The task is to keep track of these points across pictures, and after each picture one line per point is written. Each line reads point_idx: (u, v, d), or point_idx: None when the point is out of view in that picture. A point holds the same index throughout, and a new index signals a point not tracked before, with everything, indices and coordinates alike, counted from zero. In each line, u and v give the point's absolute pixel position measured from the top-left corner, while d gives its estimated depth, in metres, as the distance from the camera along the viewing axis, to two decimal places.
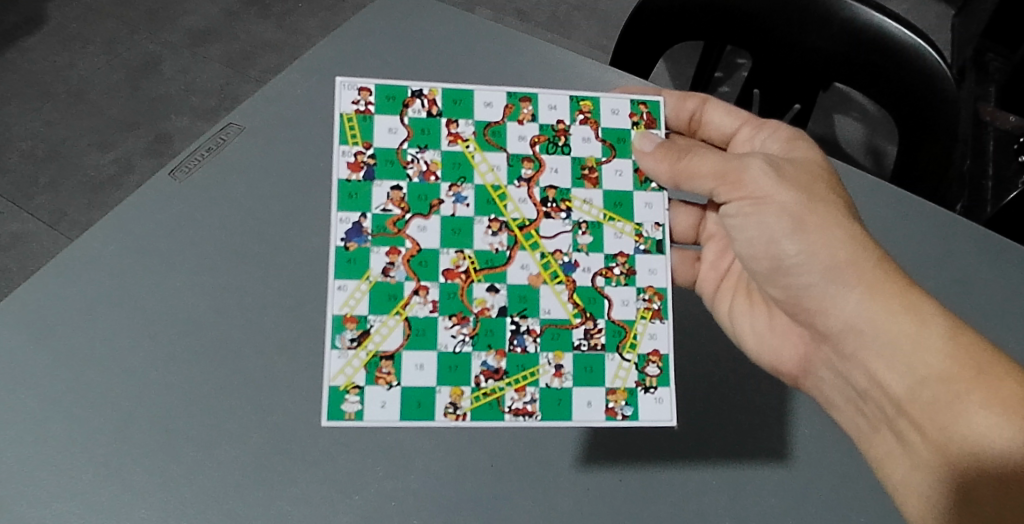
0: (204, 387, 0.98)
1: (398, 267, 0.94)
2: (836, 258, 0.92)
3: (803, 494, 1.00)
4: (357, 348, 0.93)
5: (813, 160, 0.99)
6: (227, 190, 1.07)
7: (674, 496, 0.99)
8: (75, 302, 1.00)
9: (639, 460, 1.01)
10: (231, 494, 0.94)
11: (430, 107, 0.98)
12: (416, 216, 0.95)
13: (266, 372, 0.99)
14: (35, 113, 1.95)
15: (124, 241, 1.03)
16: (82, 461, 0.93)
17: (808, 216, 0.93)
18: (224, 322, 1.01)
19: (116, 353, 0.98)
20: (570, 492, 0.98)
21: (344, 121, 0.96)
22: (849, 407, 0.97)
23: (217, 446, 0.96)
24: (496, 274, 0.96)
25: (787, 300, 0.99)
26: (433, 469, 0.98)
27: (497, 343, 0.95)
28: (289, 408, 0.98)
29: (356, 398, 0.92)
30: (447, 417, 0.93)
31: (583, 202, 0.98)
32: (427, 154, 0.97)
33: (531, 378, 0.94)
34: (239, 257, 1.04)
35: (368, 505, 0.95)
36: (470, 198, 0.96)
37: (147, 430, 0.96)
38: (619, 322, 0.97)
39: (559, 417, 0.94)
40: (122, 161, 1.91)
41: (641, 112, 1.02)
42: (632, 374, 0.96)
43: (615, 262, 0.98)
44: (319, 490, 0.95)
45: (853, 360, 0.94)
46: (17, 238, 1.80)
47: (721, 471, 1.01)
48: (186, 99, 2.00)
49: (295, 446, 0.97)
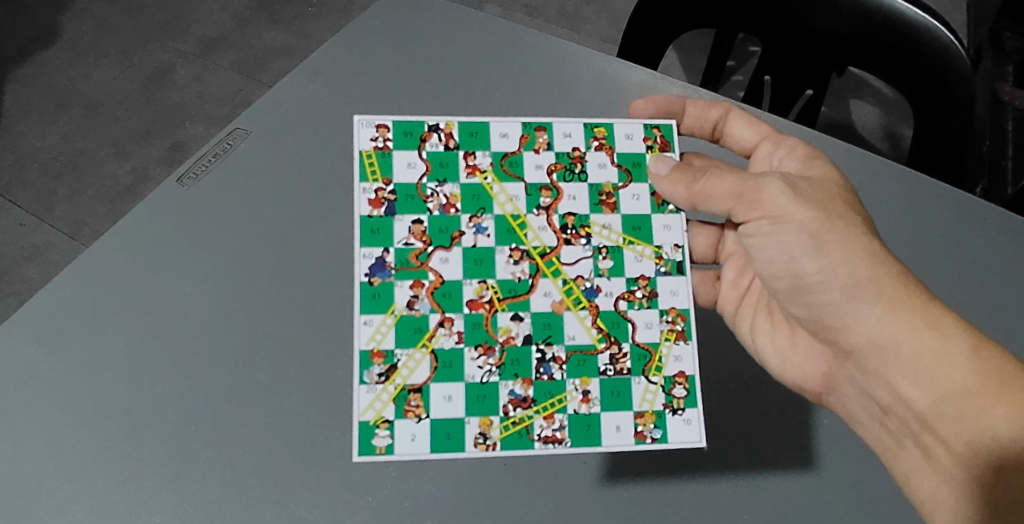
0: (220, 394, 0.98)
1: (422, 300, 0.94)
2: (856, 275, 0.91)
3: (824, 489, 1.00)
4: (384, 382, 0.93)
5: (832, 176, 0.98)
6: (236, 196, 1.07)
7: (695, 493, 0.99)
8: (93, 313, 1.01)
9: (653, 459, 1.00)
10: (252, 499, 0.94)
11: (448, 141, 0.98)
12: (438, 249, 0.95)
13: (280, 376, 1.00)
14: (52, 126, 1.97)
15: (137, 250, 1.04)
16: (102, 470, 0.94)
17: (827, 234, 0.92)
18: (240, 327, 1.02)
19: (132, 362, 0.99)
20: (589, 491, 0.98)
21: (363, 159, 0.96)
22: (873, 425, 0.95)
23: (236, 452, 0.96)
24: (520, 302, 0.95)
25: (809, 318, 0.98)
26: (447, 470, 0.98)
27: (524, 372, 0.94)
28: (305, 411, 0.98)
29: (386, 432, 0.92)
30: (477, 447, 0.92)
31: (603, 227, 0.98)
32: (446, 187, 0.97)
33: (559, 405, 0.94)
34: (252, 262, 1.04)
35: (384, 506, 0.96)
36: (490, 229, 0.96)
37: (168, 438, 0.96)
38: (644, 345, 0.96)
39: (588, 443, 0.93)
40: (139, 170, 1.92)
41: (655, 136, 1.01)
42: (660, 395, 0.95)
43: (637, 285, 0.97)
44: (338, 493, 0.96)
45: (877, 376, 0.93)
46: (38, 250, 1.82)
47: (739, 468, 1.01)
48: (199, 107, 2.01)
49: (312, 450, 0.97)
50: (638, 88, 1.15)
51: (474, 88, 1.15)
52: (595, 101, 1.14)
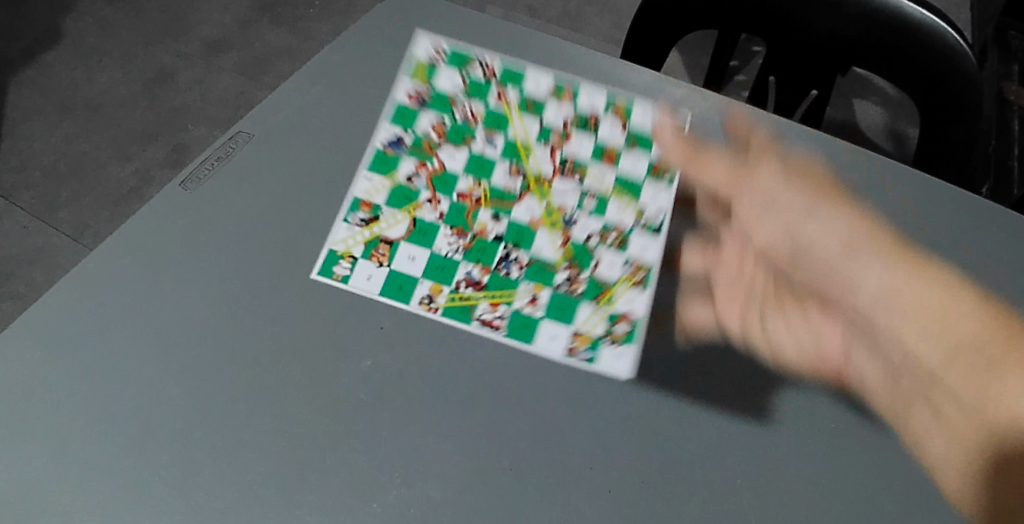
0: (199, 388, 0.84)
1: (421, 177, 0.97)
2: (851, 234, 0.97)
3: (912, 498, 0.85)
4: (363, 227, 0.93)
5: (815, 160, 1.03)
6: (239, 175, 0.99)
7: (762, 502, 0.84)
8: (62, 302, 0.88)
9: (699, 460, 0.85)
10: (246, 521, 0.78)
11: (489, 72, 1.06)
12: (450, 144, 0.99)
13: (268, 367, 0.86)
14: (56, 128, 1.97)
15: (122, 233, 0.93)
16: (55, 480, 0.79)
17: (821, 196, 0.99)
18: (242, 326, 0.88)
19: (100, 355, 0.86)
20: (642, 507, 0.82)
21: (397, 108, 1.02)
22: (878, 372, 0.91)
23: (237, 461, 0.81)
24: (504, 207, 0.96)
25: (805, 286, 0.95)
26: (457, 473, 0.81)
27: (486, 260, 0.92)
28: (310, 416, 0.83)
29: (347, 265, 0.91)
30: (422, 306, 0.89)
31: (596, 175, 0.99)
32: (460, 153, 0.99)
33: (507, 296, 0.90)
34: (253, 254, 0.93)
35: (389, 513, 0.79)
36: (499, 144, 1.00)
37: (161, 455, 0.80)
38: (602, 279, 0.91)
39: (520, 339, 0.88)
40: (142, 173, 1.92)
41: (664, 113, 1.05)
42: (603, 330, 0.88)
43: (611, 230, 0.95)
44: (347, 505, 0.79)
45: (879, 336, 0.92)
46: (41, 252, 1.80)
47: (816, 475, 0.85)
48: (202, 109, 2.01)
49: (319, 457, 0.81)
50: (641, 89, 1.07)
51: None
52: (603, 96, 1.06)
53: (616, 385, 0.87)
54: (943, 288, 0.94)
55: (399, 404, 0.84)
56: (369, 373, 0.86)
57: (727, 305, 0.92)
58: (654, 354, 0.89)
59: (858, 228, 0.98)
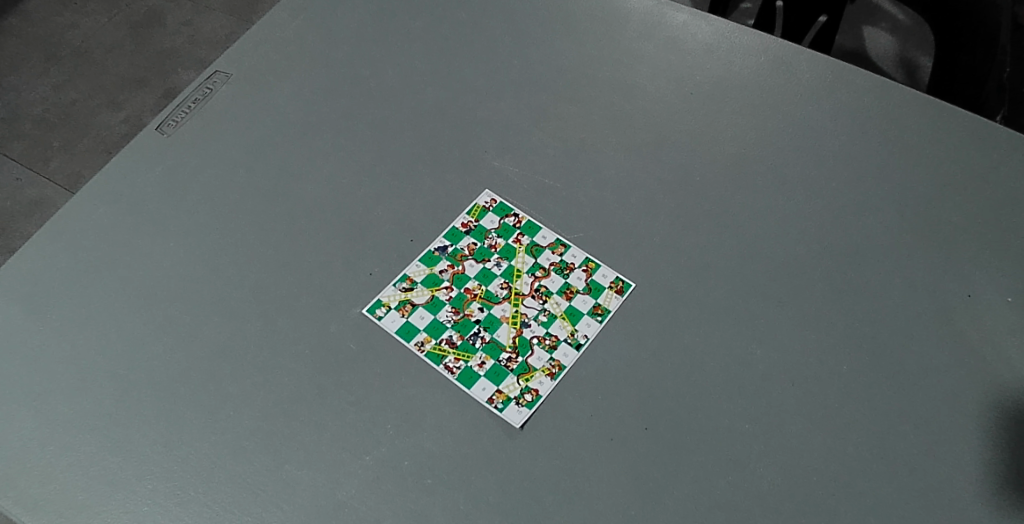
0: (181, 343, 0.80)
1: (451, 282, 0.84)
2: (860, 160, 0.89)
3: (964, 438, 0.75)
4: (403, 311, 0.81)
5: (859, 81, 0.94)
6: (215, 121, 0.94)
7: (804, 450, 0.74)
8: (47, 263, 0.85)
9: (720, 401, 0.76)
10: (231, 476, 0.73)
11: (468, 16, 1.02)
12: (460, 224, 0.87)
13: (250, 318, 0.81)
14: (43, 78, 1.90)
15: (102, 189, 0.90)
16: (40, 445, 0.75)
17: (815, 118, 0.92)
18: (225, 273, 0.84)
19: (83, 314, 0.82)
20: (664, 451, 0.74)
21: (369, 54, 0.99)
22: (917, 306, 0.81)
23: (224, 414, 0.76)
24: (488, 233, 0.86)
25: (825, 224, 0.86)
26: (451, 423, 0.75)
27: (465, 275, 0.84)
28: (297, 366, 0.78)
29: (400, 318, 0.81)
30: (395, 312, 0.81)
31: (594, 150, 0.91)
32: (484, 203, 0.88)
33: (477, 306, 0.83)
34: (232, 201, 0.88)
35: (380, 468, 0.73)
36: (498, 218, 0.87)
37: (145, 410, 0.77)
38: (564, 289, 0.83)
39: (471, 341, 0.80)
40: (134, 119, 1.83)
41: (657, 40, 0.98)
42: (517, 390, 0.77)
43: (576, 267, 0.84)
44: (336, 456, 0.74)
45: (909, 271, 0.83)
46: (34, 205, 1.71)
47: (861, 416, 0.76)
48: (191, 52, 1.93)
49: (308, 408, 0.76)
50: (639, 17, 1.00)
51: (476, 7, 1.03)
52: (596, 30, 0.99)
53: (616, 328, 0.80)
54: (987, 213, 0.86)
55: (387, 349, 0.79)
56: (354, 317, 0.81)
57: (751, 234, 0.85)
58: (664, 291, 0.82)
59: (900, 156, 0.89)
